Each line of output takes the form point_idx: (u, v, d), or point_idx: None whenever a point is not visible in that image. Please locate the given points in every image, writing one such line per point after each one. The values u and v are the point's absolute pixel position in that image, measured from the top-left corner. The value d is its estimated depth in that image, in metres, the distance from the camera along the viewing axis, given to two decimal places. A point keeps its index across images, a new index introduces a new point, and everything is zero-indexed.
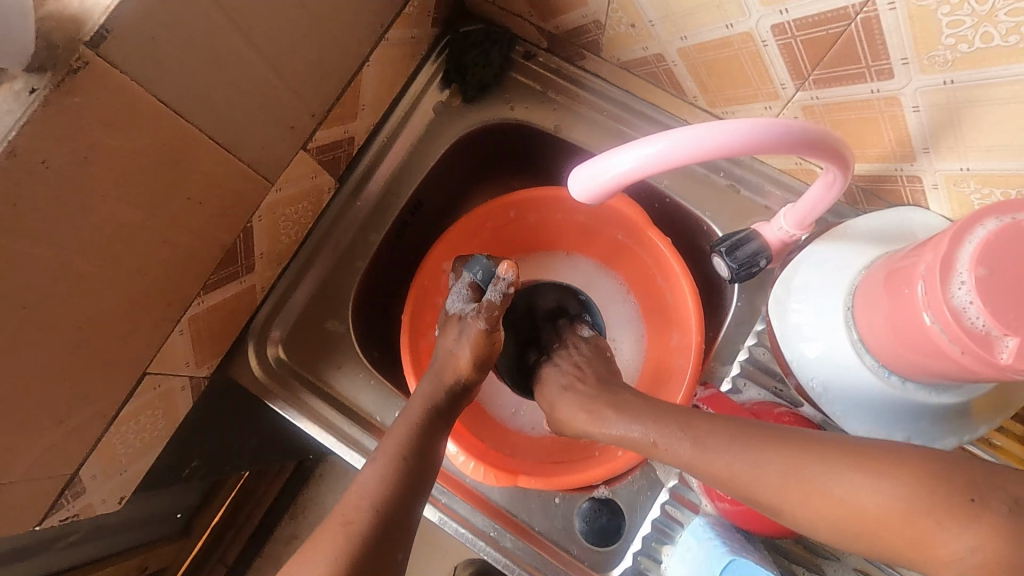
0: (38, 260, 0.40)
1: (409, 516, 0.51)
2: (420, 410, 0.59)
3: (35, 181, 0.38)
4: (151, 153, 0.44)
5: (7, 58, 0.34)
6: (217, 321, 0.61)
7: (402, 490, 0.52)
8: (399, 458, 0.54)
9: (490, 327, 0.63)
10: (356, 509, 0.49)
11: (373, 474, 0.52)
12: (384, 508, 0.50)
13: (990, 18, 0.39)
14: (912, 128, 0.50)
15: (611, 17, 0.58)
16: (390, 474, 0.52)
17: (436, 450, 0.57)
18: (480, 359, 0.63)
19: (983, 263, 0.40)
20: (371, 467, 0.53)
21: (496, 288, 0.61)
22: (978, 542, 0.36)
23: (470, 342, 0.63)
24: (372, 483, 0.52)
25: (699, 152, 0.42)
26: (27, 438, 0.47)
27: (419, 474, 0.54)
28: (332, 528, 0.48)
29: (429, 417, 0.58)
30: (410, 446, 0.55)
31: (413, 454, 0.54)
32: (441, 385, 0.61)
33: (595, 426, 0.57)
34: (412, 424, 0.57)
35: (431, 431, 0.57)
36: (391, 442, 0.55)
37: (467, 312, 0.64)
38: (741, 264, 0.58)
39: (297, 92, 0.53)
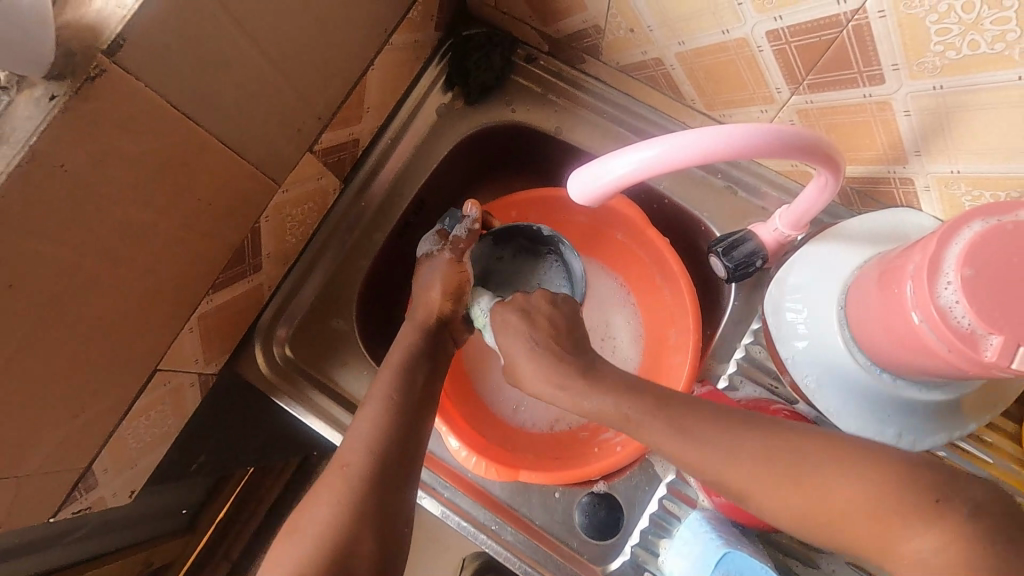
0: (56, 259, 0.42)
1: (410, 476, 0.52)
2: (404, 355, 0.59)
3: (55, 183, 0.39)
4: (164, 157, 0.45)
5: (29, 67, 0.36)
6: (225, 319, 0.62)
7: (397, 439, 0.52)
8: (389, 401, 0.55)
9: (458, 259, 0.65)
10: (352, 453, 0.51)
11: (366, 421, 0.53)
12: (383, 456, 0.51)
13: (976, 26, 0.41)
14: (904, 132, 0.51)
15: (611, 22, 0.60)
16: (384, 419, 0.53)
17: (429, 390, 0.58)
18: (450, 291, 0.64)
19: (968, 264, 0.41)
20: (364, 414, 0.54)
21: (462, 224, 0.66)
22: (941, 542, 0.39)
23: (440, 273, 0.64)
24: (368, 431, 0.52)
25: (693, 157, 0.44)
26: (44, 432, 0.48)
27: (414, 424, 0.54)
28: (333, 473, 0.50)
29: (412, 357, 0.59)
30: (398, 388, 0.56)
31: (401, 395, 0.55)
32: (418, 326, 0.62)
33: (564, 374, 0.54)
34: (397, 365, 0.58)
35: (417, 375, 0.58)
36: (378, 391, 0.56)
37: (435, 250, 0.66)
38: (738, 264, 0.60)
39: (304, 96, 0.55)
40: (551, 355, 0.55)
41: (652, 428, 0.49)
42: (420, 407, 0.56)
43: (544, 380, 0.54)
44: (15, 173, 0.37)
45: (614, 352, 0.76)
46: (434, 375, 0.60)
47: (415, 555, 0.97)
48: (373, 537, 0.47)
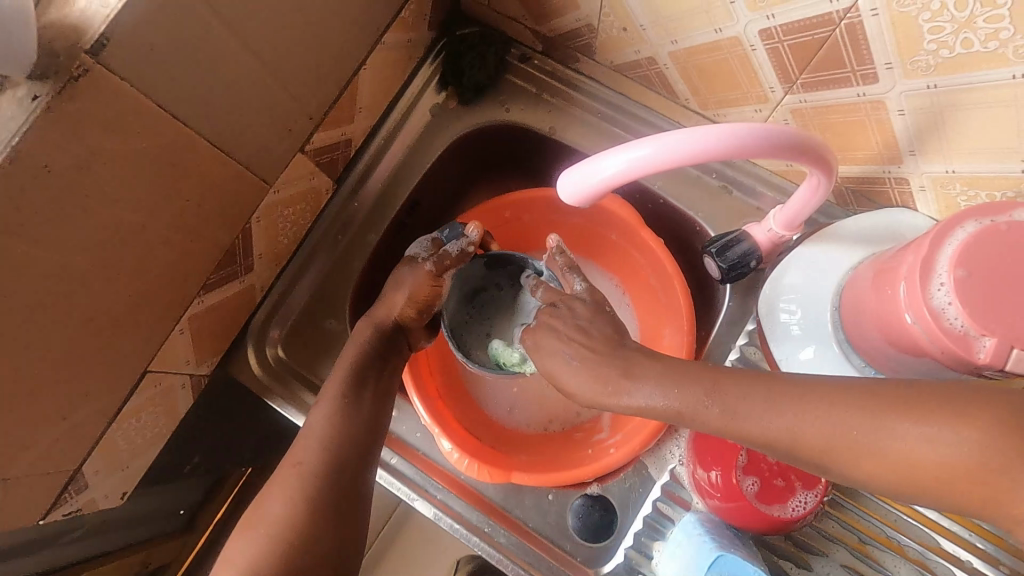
0: (41, 261, 0.42)
1: (366, 469, 0.52)
2: (354, 350, 0.59)
3: (39, 183, 0.39)
4: (151, 157, 0.45)
5: (11, 66, 0.36)
6: (216, 320, 0.62)
7: (348, 437, 0.53)
8: (340, 399, 0.55)
9: (438, 273, 0.64)
10: (306, 452, 0.51)
11: (320, 416, 0.54)
12: (336, 454, 0.51)
13: (970, 24, 0.40)
14: (898, 131, 0.51)
15: (604, 19, 0.59)
16: (338, 418, 0.53)
17: (381, 386, 0.58)
18: (419, 300, 0.63)
19: (962, 265, 0.41)
20: (317, 409, 0.54)
21: (458, 242, 0.65)
22: None
23: (414, 280, 0.63)
24: (323, 425, 0.53)
25: (683, 156, 0.43)
26: (31, 434, 0.48)
27: (370, 418, 0.55)
28: (285, 472, 0.50)
29: (365, 355, 0.59)
30: (351, 383, 0.56)
31: (353, 393, 0.55)
32: (374, 323, 0.62)
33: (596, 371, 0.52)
34: (349, 363, 0.58)
35: (370, 370, 0.58)
36: (331, 387, 0.56)
37: (422, 255, 0.64)
38: (731, 265, 0.59)
39: (294, 96, 0.54)
40: (584, 355, 0.54)
41: (700, 410, 0.46)
42: (374, 402, 0.56)
43: (585, 378, 0.52)
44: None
45: None
46: (390, 371, 0.60)
47: (411, 556, 0.97)
48: None
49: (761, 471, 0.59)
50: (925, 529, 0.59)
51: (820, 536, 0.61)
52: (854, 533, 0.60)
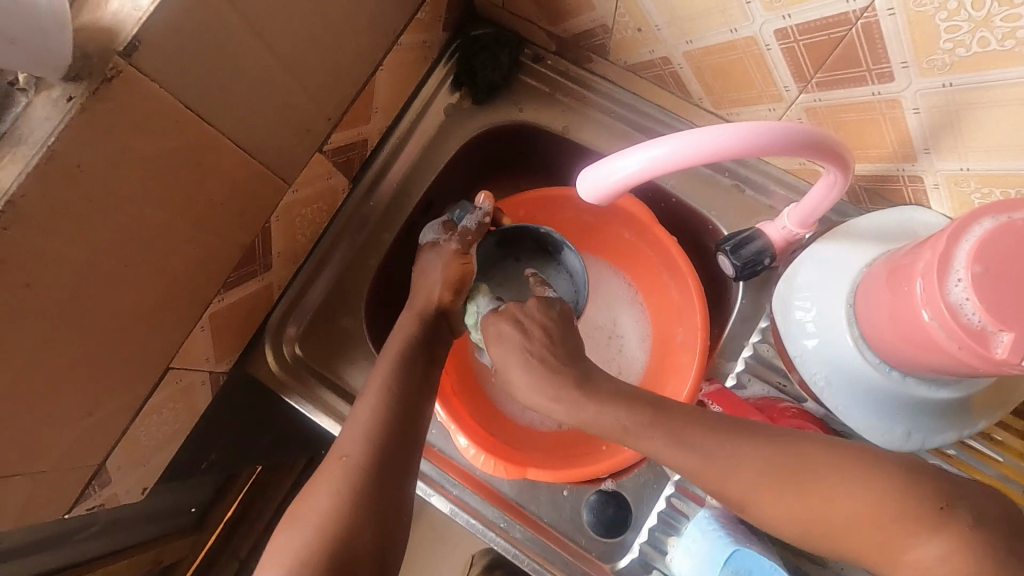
0: (73, 258, 0.42)
1: (407, 464, 0.52)
2: (401, 344, 0.59)
3: (71, 182, 0.40)
4: (179, 157, 0.46)
5: (47, 68, 0.36)
6: (235, 318, 0.63)
7: (394, 426, 0.53)
8: (387, 387, 0.55)
9: (464, 250, 0.66)
10: (350, 446, 0.51)
11: (367, 405, 0.54)
12: (381, 443, 0.51)
13: (986, 23, 0.41)
14: (913, 129, 0.51)
15: (618, 20, 0.60)
16: (384, 408, 0.53)
17: (427, 378, 0.58)
18: (453, 282, 0.64)
19: (979, 261, 0.41)
20: (361, 404, 0.54)
21: (472, 216, 0.68)
22: (947, 550, 0.39)
23: (444, 262, 0.65)
24: (367, 419, 0.53)
25: (701, 153, 0.44)
26: (59, 429, 0.49)
27: (412, 414, 0.54)
28: (331, 463, 0.50)
29: (410, 345, 0.59)
30: (396, 378, 0.56)
31: (399, 382, 0.56)
32: (416, 313, 0.62)
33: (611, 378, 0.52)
34: (394, 354, 0.58)
35: (416, 358, 0.58)
36: (374, 380, 0.56)
37: (441, 240, 0.66)
38: (745, 263, 0.60)
39: (314, 97, 0.55)
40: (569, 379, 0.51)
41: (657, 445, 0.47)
42: (420, 395, 0.56)
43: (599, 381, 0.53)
44: (33, 173, 0.37)
45: (620, 351, 0.76)
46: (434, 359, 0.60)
47: (423, 553, 0.97)
48: (384, 535, 0.48)
49: None
50: None
51: None
52: None
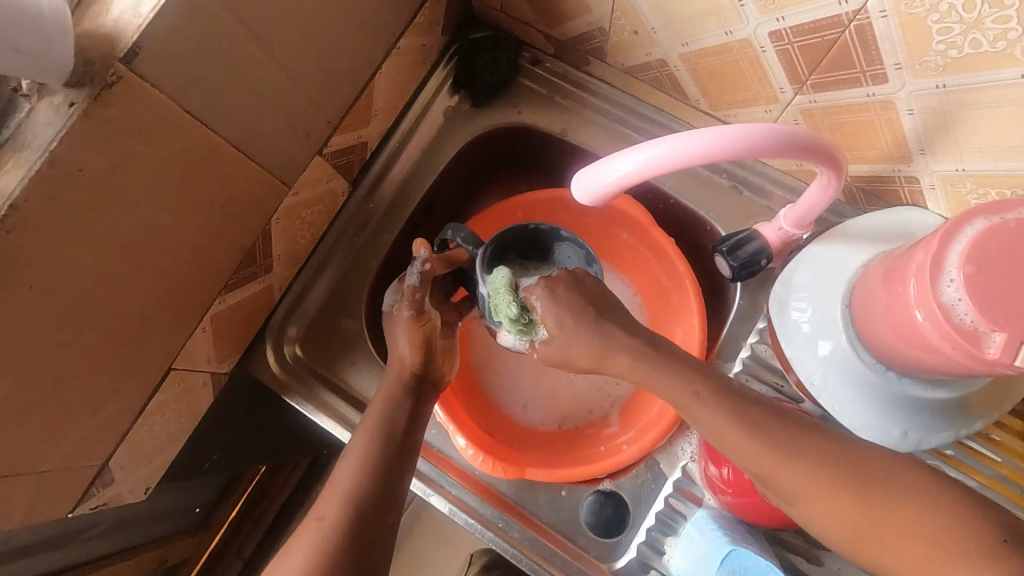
0: (75, 260, 0.43)
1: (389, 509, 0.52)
2: (383, 409, 0.59)
3: (74, 186, 0.40)
4: (180, 161, 0.46)
5: (50, 75, 0.37)
6: (236, 319, 0.64)
7: (387, 456, 0.55)
8: (378, 422, 0.57)
9: (416, 312, 0.63)
10: (330, 504, 0.51)
11: (362, 438, 0.56)
12: (376, 475, 0.53)
13: (978, 25, 0.41)
14: (907, 130, 0.52)
15: (615, 23, 0.60)
16: (378, 437, 0.56)
17: (416, 408, 0.61)
18: (419, 345, 0.62)
19: (970, 262, 0.41)
20: (342, 466, 0.54)
21: (412, 272, 0.62)
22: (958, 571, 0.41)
23: (405, 331, 0.63)
24: (350, 478, 0.53)
25: (692, 156, 0.44)
26: (63, 429, 0.49)
27: (405, 446, 0.57)
28: (307, 526, 0.50)
29: (402, 378, 0.62)
30: (377, 439, 0.56)
31: (391, 414, 0.58)
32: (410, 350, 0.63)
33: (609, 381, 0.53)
34: (387, 393, 0.60)
35: (409, 385, 0.62)
36: (359, 439, 0.56)
37: (396, 305, 0.64)
38: (743, 264, 0.60)
39: (313, 101, 0.56)
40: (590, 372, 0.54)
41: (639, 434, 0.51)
42: (410, 421, 0.59)
43: None
44: (36, 178, 0.38)
45: None
46: (418, 408, 0.61)
47: (423, 553, 0.98)
48: None
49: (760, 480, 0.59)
50: None
51: None
52: None
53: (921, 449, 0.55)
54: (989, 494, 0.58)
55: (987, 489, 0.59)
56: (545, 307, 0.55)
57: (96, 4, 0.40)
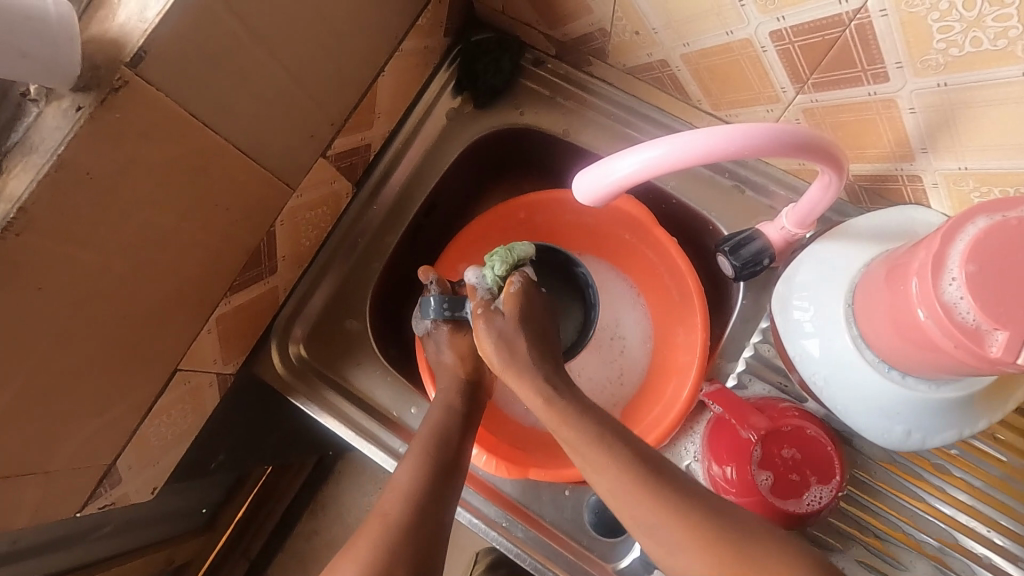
0: (82, 262, 0.44)
1: (443, 514, 0.53)
2: (443, 415, 0.60)
3: (82, 190, 0.41)
4: (185, 164, 0.47)
5: (56, 78, 0.38)
6: (242, 321, 0.64)
7: (434, 486, 0.54)
8: (427, 452, 0.56)
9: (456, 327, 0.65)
10: (391, 502, 0.52)
11: (407, 468, 0.55)
12: (420, 508, 0.52)
13: (978, 23, 0.41)
14: (910, 129, 0.51)
15: (617, 24, 0.60)
16: (424, 465, 0.55)
17: (460, 435, 0.59)
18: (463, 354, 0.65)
19: (972, 260, 0.41)
20: (402, 468, 0.56)
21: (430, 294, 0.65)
22: None
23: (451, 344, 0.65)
24: (409, 479, 0.54)
25: (692, 156, 0.44)
26: (70, 430, 0.50)
27: (452, 475, 0.56)
28: (372, 524, 0.51)
29: (447, 413, 0.61)
30: (437, 441, 0.57)
31: (438, 444, 0.57)
32: None
33: None
34: (437, 422, 0.59)
35: (455, 419, 0.60)
36: (419, 440, 0.58)
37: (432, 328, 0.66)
38: (744, 263, 0.60)
39: (317, 103, 0.56)
40: None
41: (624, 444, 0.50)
42: (459, 453, 0.58)
43: None
44: (44, 182, 0.39)
45: (622, 353, 0.76)
46: (468, 437, 0.60)
47: None
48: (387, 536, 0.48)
49: (775, 466, 0.57)
50: (945, 527, 0.59)
51: (836, 532, 0.61)
52: (871, 529, 0.61)
53: (925, 447, 0.55)
54: (992, 492, 0.59)
55: (991, 489, 0.59)
56: (513, 320, 0.59)
57: (103, 10, 0.41)
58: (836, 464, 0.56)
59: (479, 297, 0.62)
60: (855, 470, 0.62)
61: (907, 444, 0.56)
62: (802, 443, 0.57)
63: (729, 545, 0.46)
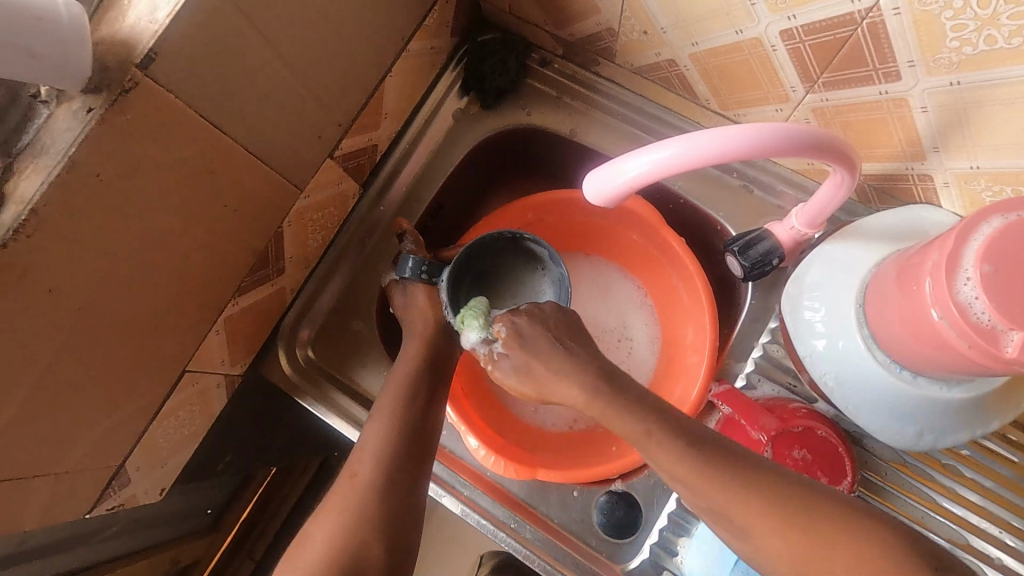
0: (92, 263, 0.43)
1: (418, 470, 0.55)
2: (412, 364, 0.62)
3: (92, 192, 0.41)
4: (194, 165, 0.47)
5: (67, 79, 0.37)
6: (249, 322, 0.64)
7: (404, 450, 0.55)
8: (397, 413, 0.57)
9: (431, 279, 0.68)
10: (374, 474, 0.53)
11: (378, 428, 0.57)
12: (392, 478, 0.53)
13: (993, 21, 0.41)
14: (921, 128, 0.51)
15: (624, 23, 0.60)
16: (393, 427, 0.56)
17: (433, 400, 0.60)
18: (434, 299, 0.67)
19: (987, 260, 0.41)
20: (371, 424, 0.57)
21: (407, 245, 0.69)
22: None
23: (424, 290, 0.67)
24: (378, 440, 0.56)
25: (702, 157, 0.44)
26: (79, 431, 0.50)
27: (421, 434, 0.57)
28: (341, 483, 0.53)
29: (419, 367, 0.62)
30: (405, 398, 0.59)
31: (407, 403, 0.58)
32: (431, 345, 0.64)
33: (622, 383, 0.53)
34: (405, 376, 0.61)
35: (425, 377, 0.61)
36: (388, 395, 0.59)
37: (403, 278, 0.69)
38: (754, 263, 0.60)
39: (324, 104, 0.56)
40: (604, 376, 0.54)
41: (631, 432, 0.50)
42: (425, 408, 0.59)
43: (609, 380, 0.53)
44: (55, 183, 0.39)
45: (629, 354, 0.76)
46: (437, 394, 0.61)
47: (434, 553, 0.98)
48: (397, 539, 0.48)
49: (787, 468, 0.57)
50: (955, 527, 0.59)
51: None
52: None
53: (936, 448, 0.55)
54: (1004, 493, 0.59)
55: (1002, 489, 0.59)
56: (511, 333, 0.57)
57: (112, 11, 0.41)
58: (847, 468, 0.56)
59: (483, 356, 0.60)
60: (865, 471, 0.61)
61: (919, 445, 0.55)
62: (812, 444, 0.57)
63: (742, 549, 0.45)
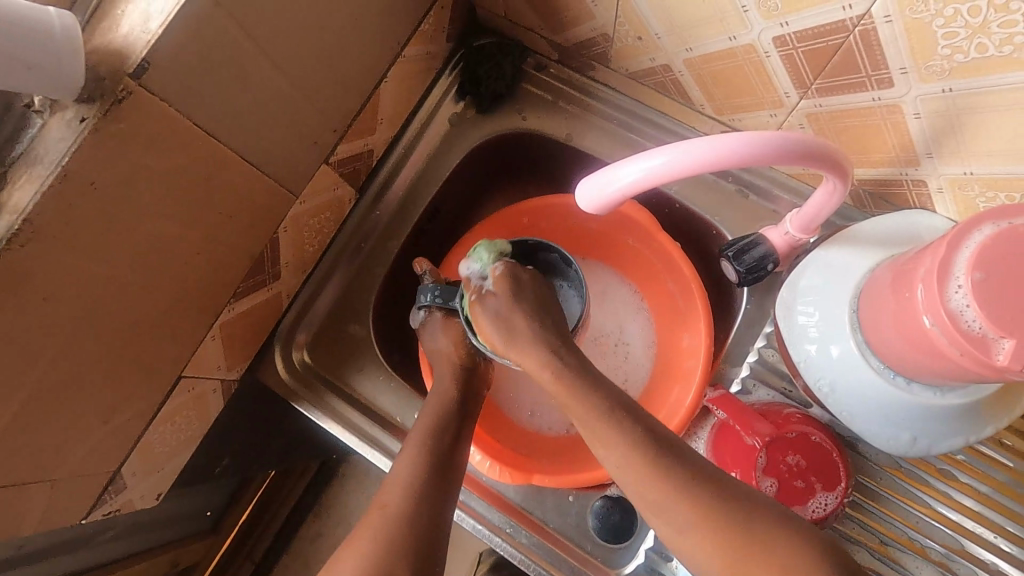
0: (87, 273, 0.44)
1: (445, 500, 0.53)
2: (439, 406, 0.61)
3: (87, 202, 0.41)
4: (189, 174, 0.47)
5: (60, 91, 0.38)
6: (245, 327, 0.64)
7: (432, 485, 0.53)
8: (423, 445, 0.57)
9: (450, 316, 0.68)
10: (391, 495, 0.52)
11: (407, 462, 0.55)
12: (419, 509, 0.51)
13: (984, 29, 0.41)
14: (915, 135, 0.51)
15: (619, 29, 0.60)
16: (420, 461, 0.55)
17: (460, 436, 0.59)
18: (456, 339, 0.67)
19: (978, 268, 0.41)
20: (399, 462, 0.56)
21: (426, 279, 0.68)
22: None
23: (443, 329, 0.67)
24: (406, 473, 0.54)
25: (695, 165, 0.44)
26: (74, 438, 0.50)
27: (449, 466, 0.56)
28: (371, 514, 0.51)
29: (443, 405, 0.61)
30: (432, 437, 0.58)
31: (434, 437, 0.58)
32: None
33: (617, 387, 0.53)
34: (432, 413, 0.60)
35: (455, 415, 0.61)
36: (416, 432, 0.58)
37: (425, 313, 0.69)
38: (749, 268, 0.60)
39: (320, 111, 0.56)
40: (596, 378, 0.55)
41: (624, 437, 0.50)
42: (454, 442, 0.58)
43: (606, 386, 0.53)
44: (49, 193, 0.39)
45: (626, 358, 0.76)
46: (463, 430, 0.60)
47: None
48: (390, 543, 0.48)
49: (780, 472, 0.57)
50: (952, 533, 0.59)
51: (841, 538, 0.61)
52: (875, 534, 0.60)
53: (930, 453, 0.55)
54: (999, 498, 0.59)
55: (998, 494, 0.59)
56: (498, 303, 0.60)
57: (106, 21, 0.41)
58: (842, 473, 0.56)
59: (473, 285, 0.63)
60: (860, 476, 0.61)
61: (913, 451, 0.55)
62: (806, 449, 0.57)
63: (734, 555, 0.46)
